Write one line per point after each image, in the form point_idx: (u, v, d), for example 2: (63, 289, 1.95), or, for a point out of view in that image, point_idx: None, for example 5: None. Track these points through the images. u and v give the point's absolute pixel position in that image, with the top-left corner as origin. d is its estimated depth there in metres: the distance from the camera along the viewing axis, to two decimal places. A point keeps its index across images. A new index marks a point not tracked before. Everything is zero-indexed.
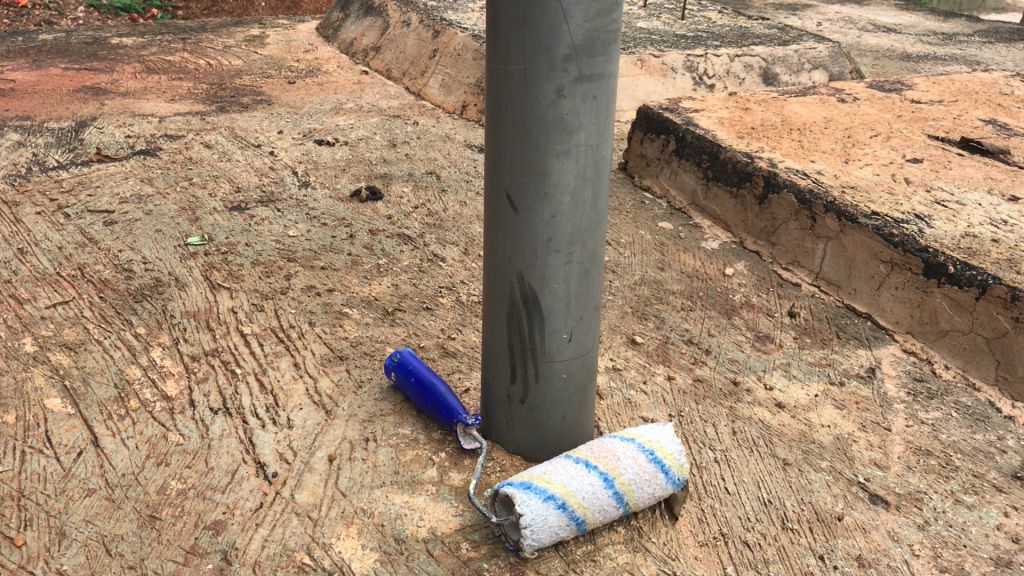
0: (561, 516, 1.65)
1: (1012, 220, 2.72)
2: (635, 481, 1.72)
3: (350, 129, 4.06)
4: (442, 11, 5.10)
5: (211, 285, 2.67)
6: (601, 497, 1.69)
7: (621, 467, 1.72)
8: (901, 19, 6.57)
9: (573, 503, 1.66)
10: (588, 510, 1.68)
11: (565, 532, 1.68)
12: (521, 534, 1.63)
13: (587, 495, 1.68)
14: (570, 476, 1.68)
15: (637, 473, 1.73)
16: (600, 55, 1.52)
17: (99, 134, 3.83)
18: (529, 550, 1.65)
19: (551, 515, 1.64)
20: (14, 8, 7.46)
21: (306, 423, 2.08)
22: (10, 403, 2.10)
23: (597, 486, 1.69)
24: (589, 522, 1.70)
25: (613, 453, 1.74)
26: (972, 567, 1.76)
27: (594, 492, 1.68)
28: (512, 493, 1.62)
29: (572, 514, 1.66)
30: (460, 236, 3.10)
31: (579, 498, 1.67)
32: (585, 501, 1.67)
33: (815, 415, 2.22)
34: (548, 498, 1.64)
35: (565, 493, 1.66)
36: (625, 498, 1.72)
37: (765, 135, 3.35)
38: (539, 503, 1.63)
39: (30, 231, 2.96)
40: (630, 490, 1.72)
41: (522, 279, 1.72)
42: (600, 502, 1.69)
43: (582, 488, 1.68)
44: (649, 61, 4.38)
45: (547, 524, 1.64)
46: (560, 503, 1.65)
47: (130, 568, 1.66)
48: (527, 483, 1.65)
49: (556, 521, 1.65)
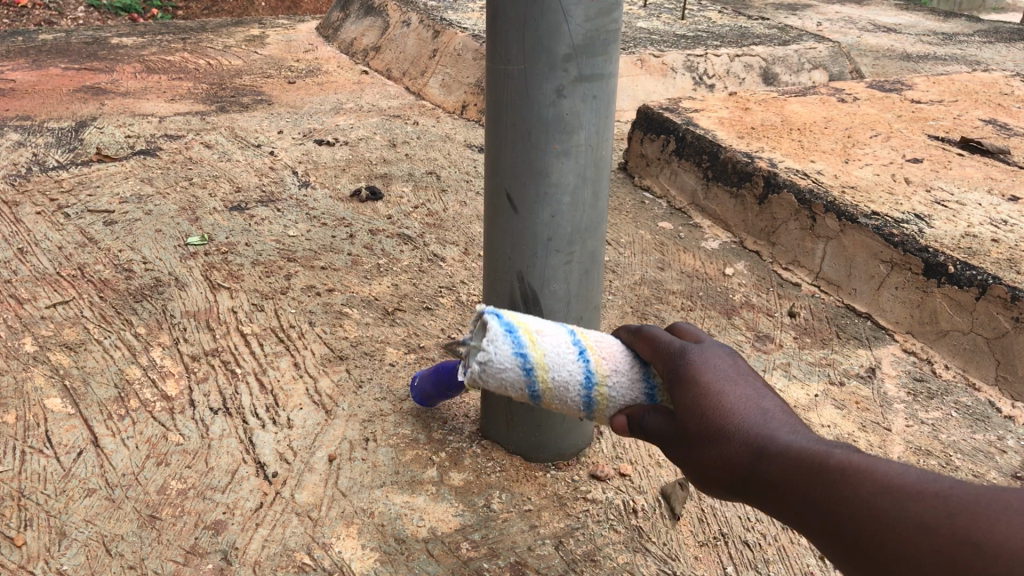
0: (516, 377, 1.33)
1: (1012, 220, 2.72)
2: (616, 402, 1.29)
3: (350, 129, 4.06)
4: (442, 11, 5.11)
5: (211, 285, 2.67)
6: (573, 392, 1.31)
7: (612, 383, 1.29)
8: (900, 19, 6.57)
9: (539, 375, 1.32)
10: (552, 393, 1.33)
11: (517, 393, 1.36)
12: (468, 357, 1.37)
13: (561, 379, 1.31)
14: (554, 350, 1.32)
15: (628, 395, 1.28)
16: (600, 55, 1.52)
17: (98, 134, 3.83)
18: (472, 382, 1.38)
19: (510, 371, 1.33)
20: (14, 8, 7.46)
21: (306, 423, 2.07)
22: (10, 403, 2.10)
23: (573, 378, 1.31)
24: (551, 404, 1.35)
25: (618, 357, 1.29)
26: None
27: (568, 381, 1.31)
28: (488, 323, 1.34)
29: (532, 383, 1.33)
30: (460, 236, 3.10)
31: (550, 374, 1.32)
32: (554, 382, 1.32)
33: (815, 415, 2.22)
34: (515, 350, 1.32)
35: (539, 362, 1.32)
36: (597, 409, 1.32)
37: (765, 135, 3.34)
38: (502, 351, 1.32)
39: (30, 231, 2.96)
40: (607, 408, 1.31)
41: (521, 279, 1.72)
42: (566, 395, 1.32)
43: (557, 368, 1.31)
44: (649, 61, 4.39)
45: (500, 373, 1.33)
46: (523, 365, 1.32)
47: (129, 568, 1.66)
48: (509, 324, 1.34)
49: (509, 377, 1.33)
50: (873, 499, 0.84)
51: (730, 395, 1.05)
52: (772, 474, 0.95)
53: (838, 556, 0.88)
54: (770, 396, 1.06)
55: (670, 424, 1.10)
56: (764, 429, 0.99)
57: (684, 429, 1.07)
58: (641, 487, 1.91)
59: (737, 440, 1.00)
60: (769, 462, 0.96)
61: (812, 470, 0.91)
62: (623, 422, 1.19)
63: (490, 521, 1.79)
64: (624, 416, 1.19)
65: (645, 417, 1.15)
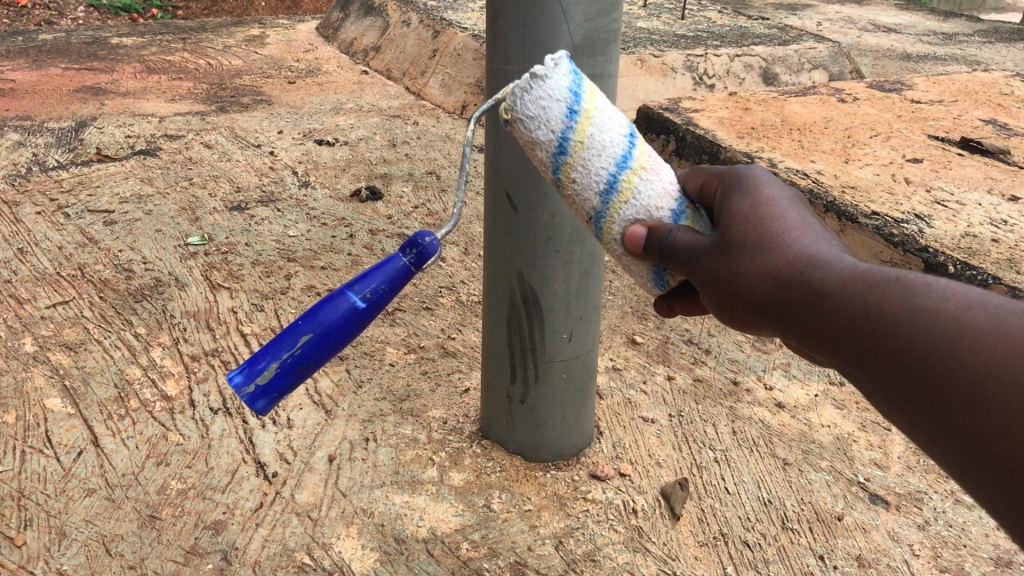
0: (559, 114, 1.17)
1: (1012, 220, 2.72)
2: (638, 201, 1.21)
3: (350, 129, 4.06)
4: (442, 11, 5.11)
5: (211, 285, 2.67)
6: (603, 161, 1.20)
7: (644, 178, 1.22)
8: (900, 19, 6.57)
9: (582, 123, 1.18)
10: (583, 149, 1.19)
11: (543, 139, 1.20)
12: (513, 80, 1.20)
13: (600, 140, 1.19)
14: (608, 115, 1.21)
15: (652, 202, 1.21)
16: (600, 55, 1.52)
17: (98, 134, 3.83)
18: (506, 109, 1.21)
19: (558, 102, 1.17)
20: (14, 8, 7.47)
21: (306, 423, 2.07)
22: (10, 403, 2.10)
23: (612, 148, 1.20)
24: (567, 165, 1.21)
25: (658, 167, 1.24)
26: (972, 567, 1.78)
27: (605, 146, 1.19)
28: (560, 52, 1.19)
29: (570, 125, 1.18)
30: (460, 236, 3.10)
31: (591, 132, 1.19)
32: (591, 139, 1.19)
33: (815, 415, 2.23)
34: (574, 89, 1.18)
35: (589, 113, 1.19)
36: (615, 198, 1.21)
37: (765, 135, 3.33)
38: (562, 80, 1.17)
39: (30, 231, 2.96)
40: (626, 203, 1.21)
41: (522, 278, 1.72)
42: (595, 164, 1.20)
43: (604, 131, 1.19)
44: (649, 61, 4.38)
45: (545, 104, 1.17)
46: (574, 106, 1.18)
47: (130, 567, 1.66)
48: (576, 69, 1.21)
49: (550, 113, 1.18)
50: (937, 323, 0.83)
51: (787, 219, 1.03)
52: (829, 285, 0.92)
53: (876, 375, 0.89)
54: (819, 225, 1.05)
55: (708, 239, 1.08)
56: (819, 249, 0.98)
57: (727, 239, 1.04)
58: (641, 487, 1.91)
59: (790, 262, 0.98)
60: (826, 274, 0.94)
61: (883, 281, 0.88)
62: (641, 232, 1.17)
63: (490, 521, 1.78)
64: (643, 226, 1.17)
65: (673, 232, 1.13)
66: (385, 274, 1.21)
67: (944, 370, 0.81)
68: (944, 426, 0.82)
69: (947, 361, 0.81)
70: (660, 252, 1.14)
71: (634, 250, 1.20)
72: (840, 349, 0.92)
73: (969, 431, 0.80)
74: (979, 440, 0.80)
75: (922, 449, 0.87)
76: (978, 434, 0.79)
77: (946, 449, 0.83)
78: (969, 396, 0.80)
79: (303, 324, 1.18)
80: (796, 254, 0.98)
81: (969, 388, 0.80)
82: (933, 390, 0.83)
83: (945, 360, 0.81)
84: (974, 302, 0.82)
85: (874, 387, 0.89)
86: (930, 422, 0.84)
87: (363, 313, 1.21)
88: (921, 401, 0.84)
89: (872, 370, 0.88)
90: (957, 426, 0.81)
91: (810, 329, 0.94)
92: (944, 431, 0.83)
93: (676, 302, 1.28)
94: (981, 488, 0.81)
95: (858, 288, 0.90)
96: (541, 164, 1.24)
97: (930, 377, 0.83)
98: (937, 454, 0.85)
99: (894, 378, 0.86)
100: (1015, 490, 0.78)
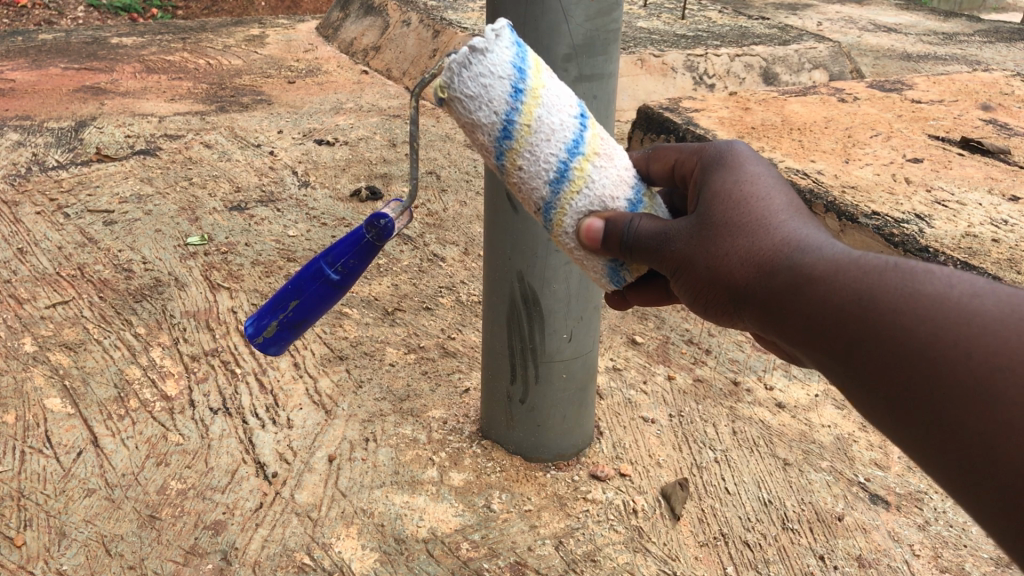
0: (502, 94, 1.10)
1: (1012, 220, 2.72)
2: (591, 190, 1.16)
3: (350, 129, 4.06)
4: (442, 11, 5.11)
5: (211, 285, 2.66)
6: (553, 145, 1.14)
7: (598, 165, 1.17)
8: (901, 19, 6.56)
9: (530, 103, 1.12)
10: (530, 133, 1.12)
11: (485, 122, 1.12)
12: (450, 52, 1.11)
13: (548, 122, 1.13)
14: (557, 94, 1.14)
15: (606, 190, 1.17)
16: (600, 55, 1.52)
17: (98, 134, 3.82)
18: (441, 86, 1.12)
19: (502, 79, 1.10)
20: (14, 8, 7.49)
21: (306, 423, 2.07)
22: (10, 403, 2.10)
23: (563, 132, 1.14)
24: (513, 151, 1.14)
25: (611, 153, 1.20)
26: (972, 567, 1.78)
27: (555, 129, 1.14)
28: (503, 25, 1.12)
29: (515, 105, 1.11)
30: (460, 236, 3.09)
31: (540, 113, 1.12)
32: (540, 121, 1.12)
33: (815, 415, 2.23)
34: (517, 65, 1.11)
35: (535, 91, 1.12)
36: (566, 188, 1.16)
37: (765, 135, 3.32)
38: (504, 55, 1.10)
39: (30, 231, 2.96)
40: (578, 193, 1.16)
41: (522, 279, 1.73)
42: (544, 150, 1.14)
43: (552, 113, 1.13)
44: (649, 61, 4.38)
45: (486, 82, 1.09)
46: (518, 84, 1.11)
47: (130, 568, 1.66)
48: (518, 41, 1.14)
49: (491, 92, 1.10)
50: (938, 310, 0.79)
51: (774, 204, 1.01)
52: (819, 271, 0.90)
53: (862, 365, 0.85)
54: (806, 212, 1.02)
55: (686, 222, 1.05)
56: (808, 235, 0.95)
57: (710, 222, 1.01)
58: (641, 487, 1.90)
59: (777, 245, 0.95)
60: (816, 260, 0.91)
61: (879, 268, 0.85)
62: (597, 227, 1.15)
63: (489, 521, 1.78)
64: (600, 220, 1.15)
65: (635, 221, 1.10)
66: (355, 241, 1.26)
67: (947, 361, 0.78)
68: (939, 422, 0.79)
69: (950, 350, 0.78)
70: (620, 244, 1.12)
71: (589, 245, 1.17)
72: (824, 342, 0.89)
73: (969, 429, 0.77)
74: (978, 435, 0.76)
75: (909, 450, 0.83)
76: (977, 428, 0.76)
77: (939, 448, 0.80)
78: (974, 389, 0.76)
79: (291, 289, 1.32)
80: (782, 240, 0.96)
81: (976, 380, 0.76)
82: (930, 384, 0.79)
83: (948, 348, 0.78)
84: (982, 290, 0.79)
85: (858, 384, 0.86)
86: (923, 421, 0.81)
87: (338, 282, 1.30)
88: (915, 397, 0.81)
89: (859, 364, 0.85)
90: (954, 425, 0.78)
91: (794, 319, 0.91)
92: (938, 429, 0.79)
93: (629, 294, 1.28)
94: (973, 490, 0.78)
95: (854, 266, 0.87)
96: (483, 149, 1.16)
97: (928, 368, 0.79)
98: (925, 455, 0.81)
99: (885, 372, 0.83)
100: (1015, 490, 0.75)
